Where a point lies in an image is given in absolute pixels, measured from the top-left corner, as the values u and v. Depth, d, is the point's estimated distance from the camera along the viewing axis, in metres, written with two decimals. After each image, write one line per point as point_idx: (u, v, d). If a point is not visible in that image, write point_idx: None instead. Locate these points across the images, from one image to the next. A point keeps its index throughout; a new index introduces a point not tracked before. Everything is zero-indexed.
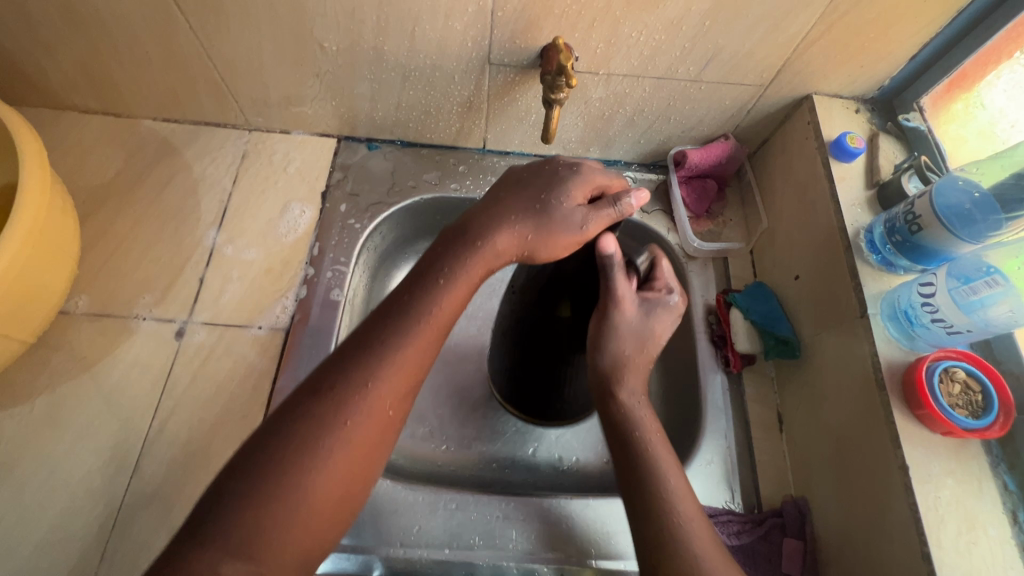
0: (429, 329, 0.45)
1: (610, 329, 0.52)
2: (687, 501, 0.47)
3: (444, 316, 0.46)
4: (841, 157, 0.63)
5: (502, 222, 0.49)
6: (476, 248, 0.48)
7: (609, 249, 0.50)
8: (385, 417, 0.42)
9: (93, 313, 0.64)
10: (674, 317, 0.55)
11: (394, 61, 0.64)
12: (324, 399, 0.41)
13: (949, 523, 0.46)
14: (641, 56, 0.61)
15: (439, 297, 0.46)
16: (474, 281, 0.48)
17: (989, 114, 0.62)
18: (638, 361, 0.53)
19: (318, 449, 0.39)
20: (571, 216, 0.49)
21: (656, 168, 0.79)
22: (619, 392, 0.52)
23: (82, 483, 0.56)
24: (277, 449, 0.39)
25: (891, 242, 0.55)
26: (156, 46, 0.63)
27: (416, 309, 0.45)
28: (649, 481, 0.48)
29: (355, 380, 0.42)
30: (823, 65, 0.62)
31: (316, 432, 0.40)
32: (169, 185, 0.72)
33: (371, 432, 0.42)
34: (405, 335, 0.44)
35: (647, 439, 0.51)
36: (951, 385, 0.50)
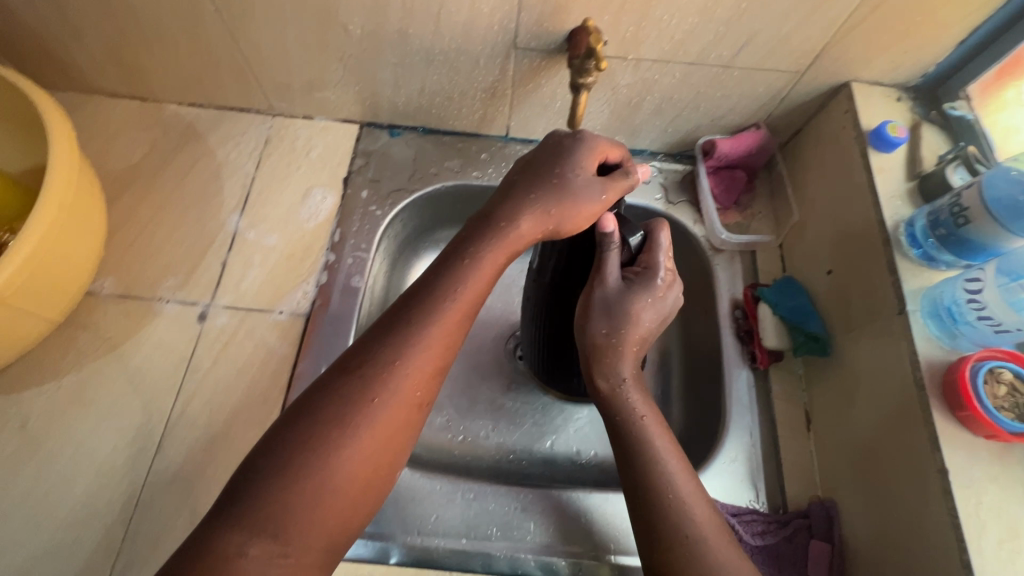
0: (455, 309, 0.45)
1: (590, 305, 0.50)
2: (699, 505, 0.45)
3: (472, 298, 0.46)
4: (881, 148, 0.60)
5: (528, 201, 0.49)
6: (506, 232, 0.48)
7: (607, 228, 0.49)
8: (413, 404, 0.43)
9: (118, 295, 0.64)
10: (660, 300, 0.51)
11: (419, 45, 0.63)
12: (354, 376, 0.42)
13: (992, 530, 0.44)
14: (672, 40, 0.59)
15: (467, 279, 0.46)
16: (500, 264, 0.48)
17: None
18: (619, 347, 0.50)
19: (346, 427, 0.40)
20: (589, 189, 0.49)
21: (683, 158, 0.77)
22: (596, 380, 0.51)
23: (106, 463, 0.57)
24: (305, 428, 0.40)
25: (933, 236, 0.53)
26: (182, 29, 0.63)
27: (443, 288, 0.45)
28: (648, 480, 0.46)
29: (382, 358, 0.42)
30: (864, 51, 0.60)
31: (343, 414, 0.40)
32: (193, 170, 0.72)
33: (398, 416, 0.42)
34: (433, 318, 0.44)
35: (656, 443, 0.48)
36: (996, 386, 0.47)
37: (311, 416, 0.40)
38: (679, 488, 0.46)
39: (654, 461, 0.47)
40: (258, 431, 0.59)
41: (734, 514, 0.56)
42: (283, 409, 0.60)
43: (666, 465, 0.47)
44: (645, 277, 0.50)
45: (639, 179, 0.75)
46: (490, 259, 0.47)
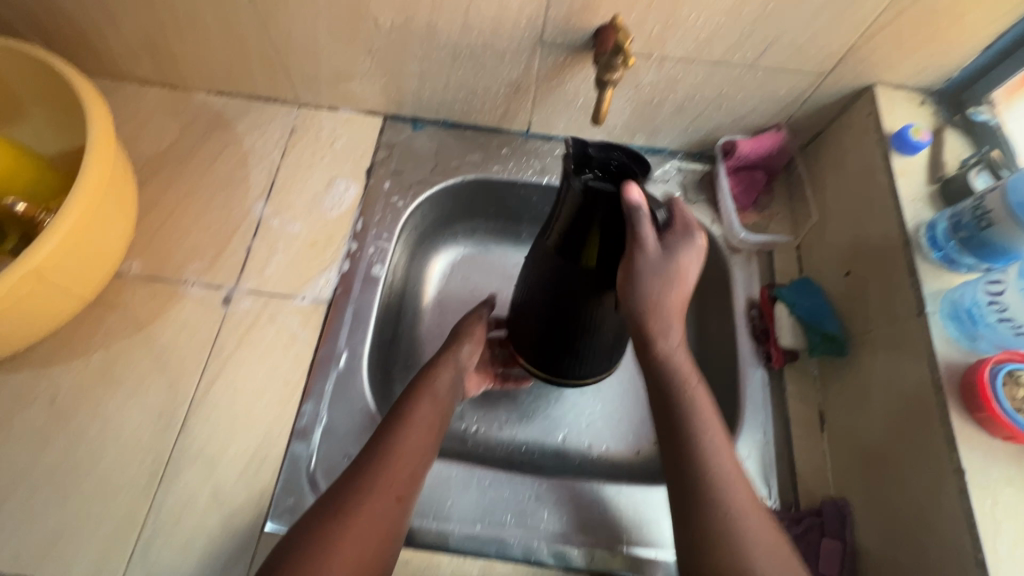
0: (418, 424, 0.53)
1: (634, 273, 0.47)
2: (739, 485, 0.47)
3: (425, 424, 0.53)
4: (903, 151, 0.60)
5: (434, 358, 0.61)
6: (433, 383, 0.57)
7: (634, 197, 0.45)
8: (392, 498, 0.47)
9: (146, 276, 0.66)
10: (698, 256, 0.50)
11: (447, 39, 0.64)
12: (343, 485, 0.47)
13: (1009, 532, 0.44)
14: (697, 40, 0.60)
15: (412, 413, 0.53)
16: (439, 401, 0.56)
17: None
18: (671, 305, 0.48)
19: (341, 516, 0.45)
20: (465, 348, 0.62)
21: (702, 158, 0.77)
22: (656, 341, 0.49)
23: (132, 439, 0.58)
24: (307, 528, 0.44)
25: (955, 238, 0.53)
26: (216, 19, 0.64)
27: (406, 415, 0.53)
28: (693, 462, 0.48)
29: (362, 468, 0.48)
30: (888, 55, 0.60)
31: (337, 517, 0.45)
32: (220, 157, 0.74)
33: (381, 503, 0.46)
34: (394, 443, 0.50)
35: (695, 406, 0.50)
36: (1015, 388, 0.47)
37: (313, 523, 0.45)
38: (722, 468, 0.47)
39: (697, 434, 0.49)
40: (279, 413, 0.60)
41: None
42: (303, 392, 0.61)
43: (713, 445, 0.48)
44: (684, 237, 0.49)
45: (657, 178, 0.76)
46: (422, 406, 0.54)
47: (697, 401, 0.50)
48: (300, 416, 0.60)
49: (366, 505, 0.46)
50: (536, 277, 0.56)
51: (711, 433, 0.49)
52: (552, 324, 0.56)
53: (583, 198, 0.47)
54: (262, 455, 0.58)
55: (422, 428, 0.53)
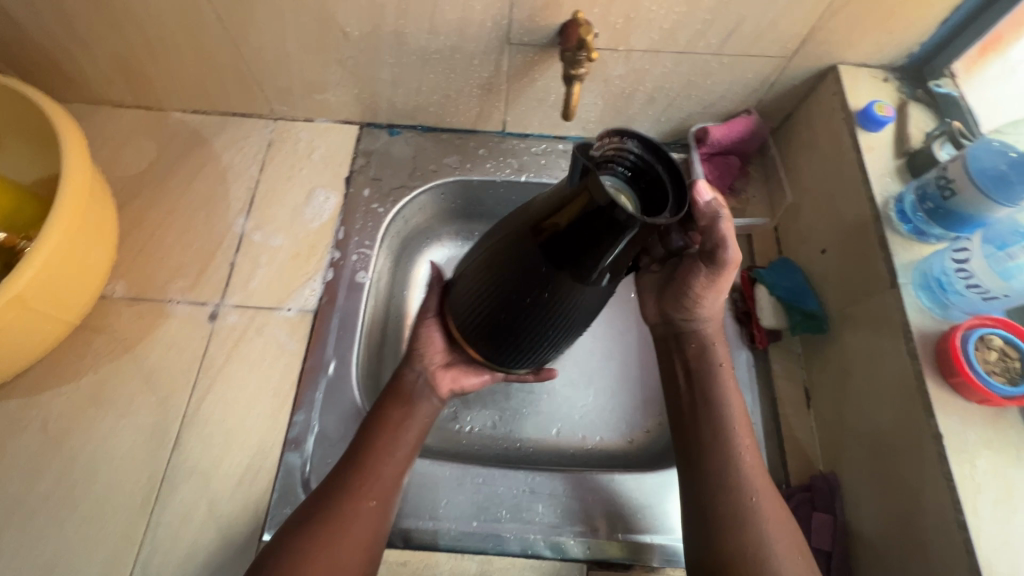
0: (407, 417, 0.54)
1: (700, 295, 0.55)
2: (758, 476, 0.51)
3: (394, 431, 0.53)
4: (869, 127, 0.61)
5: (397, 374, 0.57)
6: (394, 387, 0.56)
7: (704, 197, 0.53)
8: (370, 501, 0.49)
9: (131, 297, 0.66)
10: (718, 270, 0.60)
11: (414, 43, 0.64)
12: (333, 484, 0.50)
13: (988, 492, 0.45)
14: (661, 30, 0.60)
15: (381, 424, 0.53)
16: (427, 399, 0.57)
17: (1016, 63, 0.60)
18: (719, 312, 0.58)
19: (324, 517, 0.47)
20: (436, 339, 0.57)
21: (677, 147, 0.78)
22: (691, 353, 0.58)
23: (126, 460, 0.58)
24: (295, 528, 0.47)
25: (922, 210, 0.54)
26: (185, 38, 0.65)
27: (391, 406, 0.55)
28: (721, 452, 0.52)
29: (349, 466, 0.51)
30: (849, 35, 0.61)
31: (321, 536, 0.46)
32: (199, 175, 0.74)
33: (362, 503, 0.49)
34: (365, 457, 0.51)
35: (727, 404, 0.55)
36: (987, 352, 0.48)
37: (298, 529, 0.47)
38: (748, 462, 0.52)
39: (727, 432, 0.53)
40: (271, 425, 0.61)
41: None
42: (295, 402, 0.62)
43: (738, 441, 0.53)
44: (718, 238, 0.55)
45: None
46: (391, 412, 0.54)
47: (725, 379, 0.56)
48: (292, 426, 0.61)
49: (350, 522, 0.47)
50: (506, 249, 0.45)
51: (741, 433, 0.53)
52: (511, 325, 0.47)
53: (624, 223, 0.36)
54: (257, 466, 0.59)
55: (394, 432, 0.53)
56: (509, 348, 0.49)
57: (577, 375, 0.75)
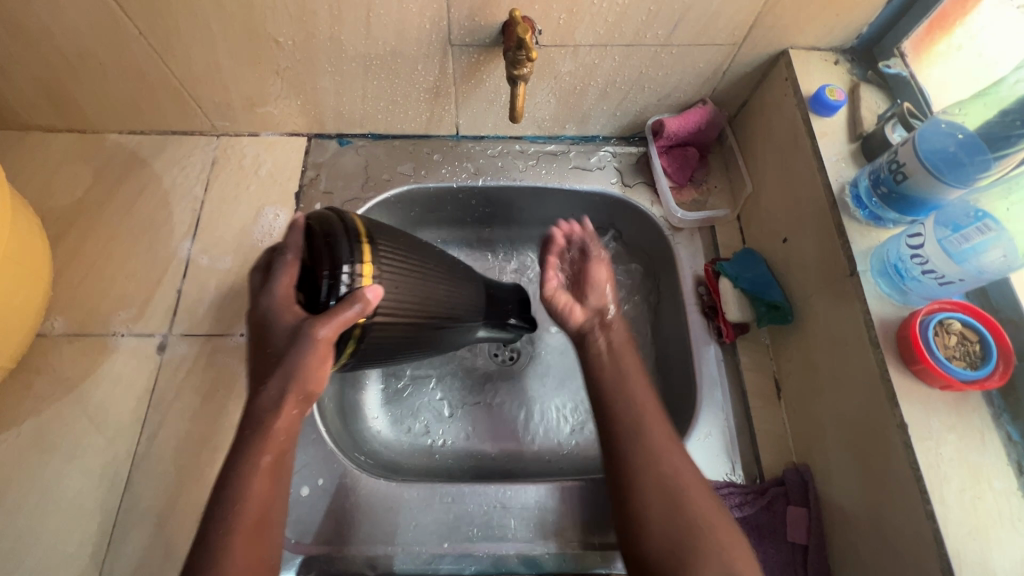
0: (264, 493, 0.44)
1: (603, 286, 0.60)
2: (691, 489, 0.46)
3: (262, 506, 0.44)
4: (821, 112, 0.60)
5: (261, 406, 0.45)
6: (265, 438, 0.44)
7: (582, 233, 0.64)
8: None
9: (72, 333, 0.63)
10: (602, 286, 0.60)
11: (353, 50, 0.61)
12: None
13: (953, 480, 0.44)
14: (606, 24, 0.59)
15: (246, 494, 0.43)
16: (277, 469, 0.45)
17: (971, 50, 0.60)
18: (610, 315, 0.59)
19: None
20: (319, 362, 0.44)
21: (635, 141, 0.77)
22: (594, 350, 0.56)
23: (73, 506, 0.55)
24: None
25: (877, 195, 0.53)
26: (109, 56, 0.61)
27: (234, 491, 0.43)
28: (639, 471, 0.47)
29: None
30: (797, 19, 0.60)
31: None
32: (139, 199, 0.71)
33: None
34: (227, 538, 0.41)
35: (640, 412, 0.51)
36: (947, 337, 0.48)
37: None
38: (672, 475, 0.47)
39: (643, 443, 0.49)
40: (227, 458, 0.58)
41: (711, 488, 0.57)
42: None
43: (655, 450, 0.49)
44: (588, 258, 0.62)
45: (593, 166, 0.75)
46: (257, 477, 0.43)
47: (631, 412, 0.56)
48: None
49: None
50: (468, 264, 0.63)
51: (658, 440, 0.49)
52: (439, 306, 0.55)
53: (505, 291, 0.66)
54: None
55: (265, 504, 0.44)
56: (409, 334, 0.52)
57: (549, 381, 0.73)
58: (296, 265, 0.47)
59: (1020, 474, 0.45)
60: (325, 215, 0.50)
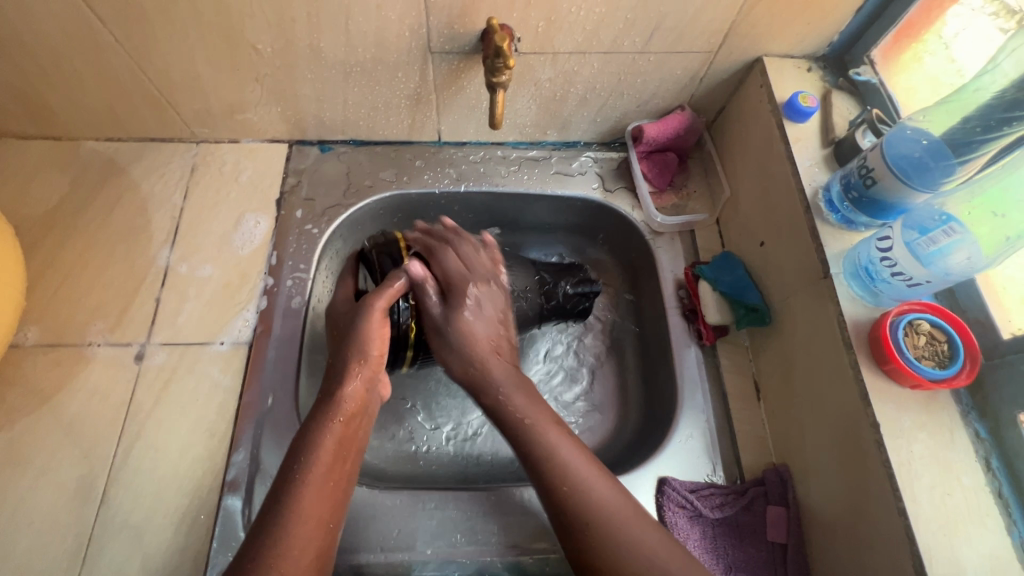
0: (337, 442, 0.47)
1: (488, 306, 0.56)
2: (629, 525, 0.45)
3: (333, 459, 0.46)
4: (795, 119, 0.62)
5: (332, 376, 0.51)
6: (335, 402, 0.49)
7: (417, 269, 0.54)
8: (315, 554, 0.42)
9: (46, 344, 0.62)
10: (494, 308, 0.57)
11: (333, 57, 0.61)
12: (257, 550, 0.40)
13: (924, 477, 0.45)
14: (584, 32, 0.59)
15: (317, 445, 0.46)
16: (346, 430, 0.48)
17: (937, 61, 0.60)
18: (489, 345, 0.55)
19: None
20: (375, 327, 0.52)
21: (616, 146, 0.78)
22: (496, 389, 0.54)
23: (48, 521, 0.54)
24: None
25: (848, 199, 0.55)
26: (84, 63, 0.61)
27: (306, 444, 0.46)
28: (568, 516, 0.46)
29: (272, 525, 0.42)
30: (769, 27, 0.61)
31: None
32: (117, 207, 0.70)
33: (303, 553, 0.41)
34: (296, 490, 0.44)
35: (555, 446, 0.49)
36: (916, 337, 0.49)
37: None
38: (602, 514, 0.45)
39: (566, 479, 0.47)
40: (207, 468, 0.57)
41: (692, 489, 0.57)
42: (231, 442, 0.59)
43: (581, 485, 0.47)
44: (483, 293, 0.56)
45: (575, 171, 0.76)
46: (329, 432, 0.47)
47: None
48: (229, 467, 0.57)
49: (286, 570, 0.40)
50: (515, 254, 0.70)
51: (579, 474, 0.47)
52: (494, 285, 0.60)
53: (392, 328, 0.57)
54: (193, 515, 0.55)
55: (333, 461, 0.46)
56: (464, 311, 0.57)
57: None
58: (354, 276, 0.59)
59: (988, 470, 0.46)
60: (376, 236, 0.61)
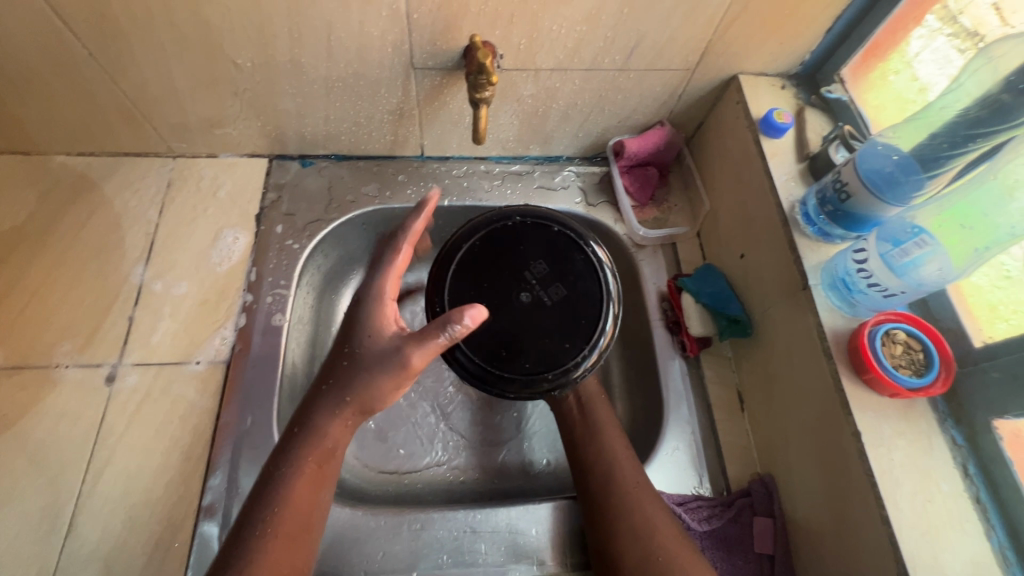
0: (311, 481, 0.46)
1: None
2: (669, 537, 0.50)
3: (303, 508, 0.46)
4: (771, 134, 0.63)
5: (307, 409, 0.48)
6: (310, 442, 0.47)
7: None
8: None
9: (10, 366, 0.59)
10: None
11: (314, 72, 0.61)
12: None
13: (905, 484, 0.46)
14: (565, 49, 0.60)
15: (288, 496, 0.45)
16: (319, 471, 0.47)
17: (902, 80, 0.62)
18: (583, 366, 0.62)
19: None
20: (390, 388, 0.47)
21: (598, 161, 0.79)
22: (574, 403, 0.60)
23: (8, 555, 0.51)
24: None
25: (824, 213, 0.56)
26: (55, 76, 0.59)
27: (275, 491, 0.45)
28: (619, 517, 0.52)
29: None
30: (744, 46, 0.63)
31: None
32: (89, 223, 0.68)
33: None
34: (263, 540, 0.43)
35: (614, 459, 0.55)
36: (893, 346, 0.50)
37: None
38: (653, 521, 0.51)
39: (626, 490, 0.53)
40: (181, 493, 0.55)
41: (680, 503, 0.57)
42: (207, 466, 0.57)
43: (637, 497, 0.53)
44: None
45: (558, 186, 0.77)
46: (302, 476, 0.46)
47: (599, 432, 0.57)
48: (206, 491, 0.55)
49: None
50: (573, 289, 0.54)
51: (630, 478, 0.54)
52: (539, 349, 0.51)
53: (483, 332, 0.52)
54: (167, 543, 0.53)
55: (304, 503, 0.46)
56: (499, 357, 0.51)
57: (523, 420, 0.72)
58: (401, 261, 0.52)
59: (965, 476, 0.47)
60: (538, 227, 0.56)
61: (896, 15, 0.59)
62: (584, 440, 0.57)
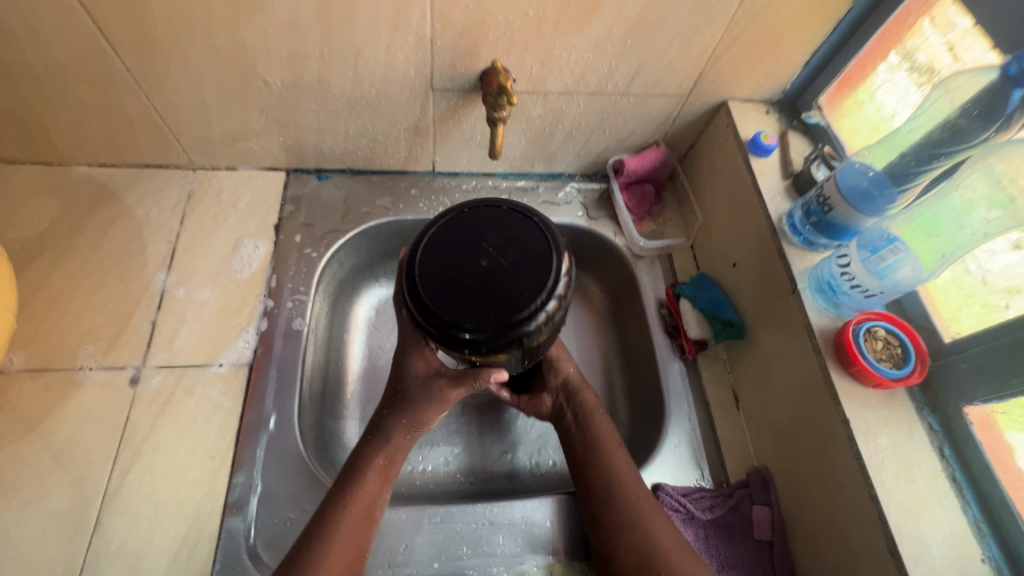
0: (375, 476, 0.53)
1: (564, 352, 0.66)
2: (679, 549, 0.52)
3: (369, 502, 0.52)
4: (758, 153, 0.70)
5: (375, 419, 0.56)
6: (379, 444, 0.54)
7: None
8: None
9: (34, 368, 0.60)
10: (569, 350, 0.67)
11: (339, 91, 0.65)
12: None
13: (890, 465, 0.51)
14: (573, 75, 0.66)
15: (358, 488, 0.52)
16: (384, 473, 0.54)
17: (873, 107, 0.69)
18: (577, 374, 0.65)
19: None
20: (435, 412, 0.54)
21: (598, 178, 0.84)
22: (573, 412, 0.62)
23: (34, 552, 0.52)
24: None
25: (809, 223, 0.62)
26: (90, 90, 0.62)
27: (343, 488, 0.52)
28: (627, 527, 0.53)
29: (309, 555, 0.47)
30: (733, 75, 0.69)
31: None
32: (111, 231, 0.70)
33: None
34: (341, 515, 0.50)
35: (618, 472, 0.57)
36: (875, 342, 0.55)
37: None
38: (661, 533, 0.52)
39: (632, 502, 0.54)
40: (207, 490, 0.57)
41: (684, 494, 0.61)
42: (232, 463, 0.58)
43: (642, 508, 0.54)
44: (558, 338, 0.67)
45: (561, 201, 0.82)
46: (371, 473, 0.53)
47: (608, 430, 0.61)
48: (232, 488, 0.57)
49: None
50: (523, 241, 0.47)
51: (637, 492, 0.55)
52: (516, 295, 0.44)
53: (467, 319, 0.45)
54: (194, 539, 0.54)
55: (372, 499, 0.52)
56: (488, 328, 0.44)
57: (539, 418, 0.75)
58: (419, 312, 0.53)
59: (942, 458, 0.53)
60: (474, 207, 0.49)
61: (866, 51, 0.65)
62: (589, 453, 0.59)
